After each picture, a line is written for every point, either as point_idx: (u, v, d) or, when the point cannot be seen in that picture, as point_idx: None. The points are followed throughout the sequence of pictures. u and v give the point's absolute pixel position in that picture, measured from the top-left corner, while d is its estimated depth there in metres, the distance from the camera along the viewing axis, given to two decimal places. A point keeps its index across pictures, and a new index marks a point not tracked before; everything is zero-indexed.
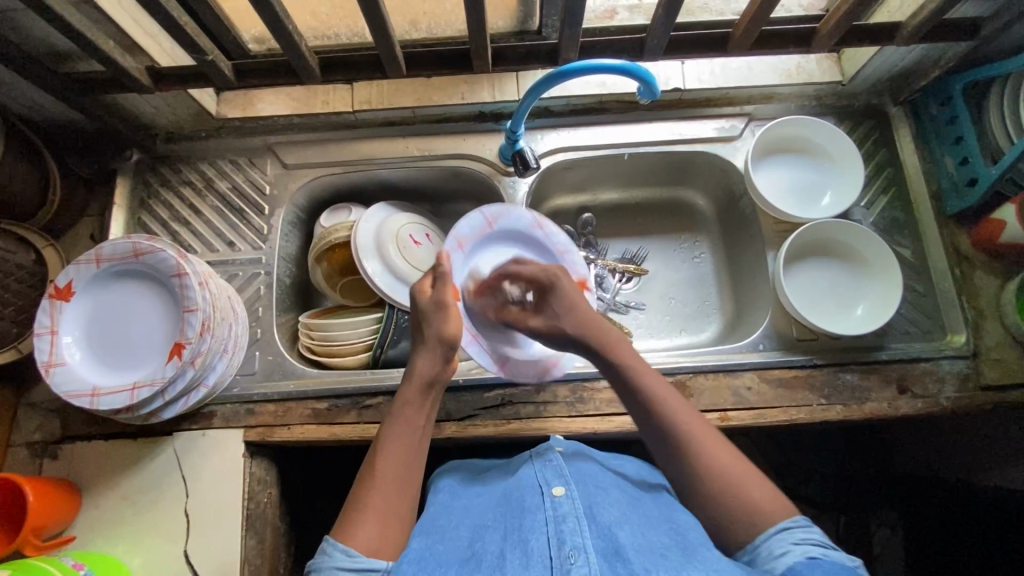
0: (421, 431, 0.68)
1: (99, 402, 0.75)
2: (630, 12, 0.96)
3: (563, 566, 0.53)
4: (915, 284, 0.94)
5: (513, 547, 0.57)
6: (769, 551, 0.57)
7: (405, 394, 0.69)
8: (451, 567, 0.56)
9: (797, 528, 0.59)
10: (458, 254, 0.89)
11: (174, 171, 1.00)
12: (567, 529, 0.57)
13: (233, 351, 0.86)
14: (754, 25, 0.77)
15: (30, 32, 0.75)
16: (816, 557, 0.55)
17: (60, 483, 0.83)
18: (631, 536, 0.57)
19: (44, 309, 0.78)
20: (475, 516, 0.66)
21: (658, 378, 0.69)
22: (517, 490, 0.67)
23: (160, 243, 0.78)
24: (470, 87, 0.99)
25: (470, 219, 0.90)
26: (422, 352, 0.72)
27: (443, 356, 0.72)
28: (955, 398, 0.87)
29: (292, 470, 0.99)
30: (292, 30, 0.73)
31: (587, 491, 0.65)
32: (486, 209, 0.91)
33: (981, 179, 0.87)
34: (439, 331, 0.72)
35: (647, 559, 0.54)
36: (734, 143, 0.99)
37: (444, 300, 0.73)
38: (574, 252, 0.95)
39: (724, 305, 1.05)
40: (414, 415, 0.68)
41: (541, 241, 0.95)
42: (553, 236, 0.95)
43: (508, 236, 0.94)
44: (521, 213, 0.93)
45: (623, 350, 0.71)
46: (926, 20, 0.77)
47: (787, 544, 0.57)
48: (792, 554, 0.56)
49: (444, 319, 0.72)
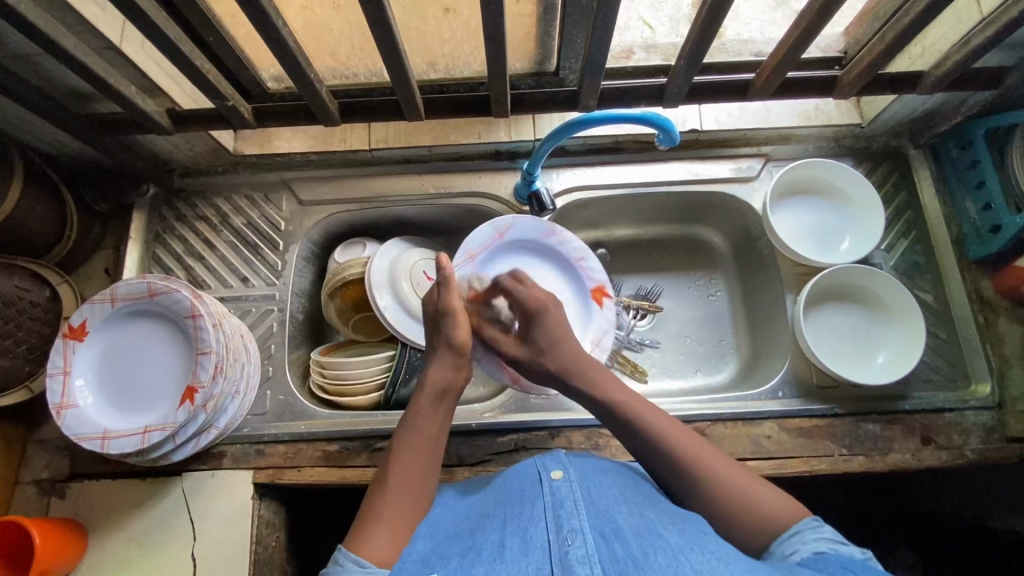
0: (436, 438, 0.66)
1: (109, 445, 0.74)
2: (647, 53, 0.93)
3: (561, 550, 0.51)
4: (937, 330, 0.92)
5: (512, 535, 0.54)
6: (781, 553, 0.55)
7: (418, 402, 0.68)
8: (453, 558, 0.53)
9: (806, 529, 0.56)
10: (469, 268, 0.93)
11: (189, 205, 1.00)
12: (565, 513, 0.55)
13: (246, 391, 0.85)
14: (776, 74, 0.77)
15: (52, 75, 0.75)
16: (824, 552, 0.53)
17: (65, 524, 0.81)
18: (631, 520, 0.55)
19: (58, 350, 0.78)
20: (477, 507, 0.63)
21: (659, 415, 0.67)
22: (515, 480, 0.64)
23: (176, 283, 0.78)
24: (487, 127, 0.99)
25: (481, 232, 0.93)
26: (435, 360, 0.72)
27: (456, 363, 0.72)
28: (981, 450, 0.85)
29: (299, 510, 0.97)
30: (313, 77, 0.73)
31: (584, 476, 0.63)
32: (496, 221, 0.94)
33: (1005, 227, 0.86)
34: (447, 336, 0.73)
35: (646, 542, 0.52)
36: (751, 184, 0.98)
37: (451, 309, 0.74)
38: (590, 259, 0.98)
39: (741, 346, 1.04)
40: (430, 421, 0.67)
41: (554, 248, 0.98)
42: (567, 243, 0.97)
43: (518, 245, 0.97)
44: (533, 222, 0.95)
45: (607, 383, 0.71)
46: (951, 71, 0.76)
47: (798, 543, 0.55)
48: (802, 552, 0.54)
49: (451, 325, 0.73)
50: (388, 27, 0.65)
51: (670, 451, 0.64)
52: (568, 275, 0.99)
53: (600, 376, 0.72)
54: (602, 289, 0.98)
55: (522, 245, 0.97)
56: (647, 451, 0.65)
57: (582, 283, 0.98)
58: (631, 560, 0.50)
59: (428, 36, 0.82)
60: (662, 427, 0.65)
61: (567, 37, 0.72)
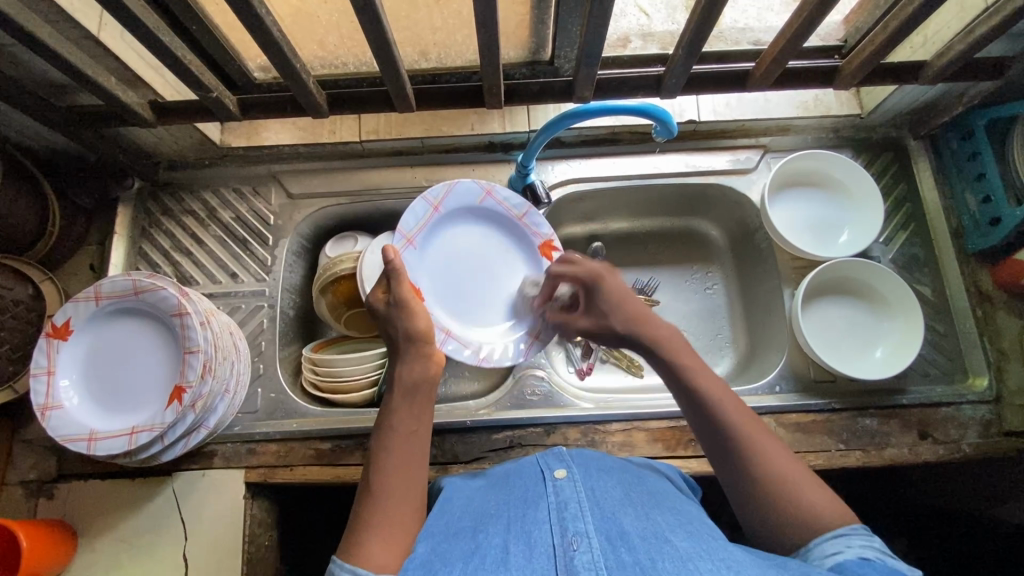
0: (415, 434, 0.63)
1: (96, 446, 0.73)
2: (644, 41, 0.89)
3: (566, 555, 0.50)
4: (936, 324, 0.91)
5: (517, 539, 0.53)
6: (821, 552, 0.53)
7: (392, 402, 0.65)
8: (456, 563, 0.51)
9: (853, 535, 0.53)
10: (410, 251, 0.86)
11: (175, 199, 0.98)
12: (570, 516, 0.54)
13: (235, 390, 0.83)
14: (775, 65, 0.75)
15: (28, 65, 0.72)
16: (869, 559, 0.50)
17: (53, 526, 0.80)
18: (636, 523, 0.54)
19: (41, 349, 0.76)
20: (479, 505, 0.62)
21: (720, 384, 0.65)
22: (518, 480, 0.64)
23: (162, 281, 0.76)
24: (480, 118, 0.97)
25: (414, 210, 0.86)
26: (404, 359, 0.68)
27: (422, 353, 0.68)
28: (977, 444, 0.85)
29: (290, 508, 0.96)
30: (300, 68, 0.71)
31: (590, 476, 0.62)
32: (427, 194, 0.87)
33: (1004, 219, 0.85)
34: (405, 329, 0.70)
35: (653, 546, 0.51)
36: (749, 176, 0.97)
37: (402, 299, 0.71)
38: (532, 214, 0.92)
39: (738, 339, 1.03)
40: (407, 418, 0.64)
41: (494, 209, 0.92)
42: (506, 201, 0.91)
43: (457, 212, 0.90)
44: (466, 187, 0.89)
45: (678, 355, 0.67)
46: (955, 61, 0.75)
47: (843, 546, 0.52)
48: (843, 555, 0.51)
49: (409, 317, 0.71)
50: (376, 16, 0.62)
51: (716, 413, 0.63)
52: (511, 232, 0.94)
53: (672, 343, 0.68)
54: (550, 242, 0.92)
55: (459, 215, 0.91)
56: (706, 426, 0.63)
57: (527, 241, 0.93)
58: (639, 566, 0.48)
59: (419, 25, 0.79)
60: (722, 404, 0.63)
61: (562, 24, 0.70)
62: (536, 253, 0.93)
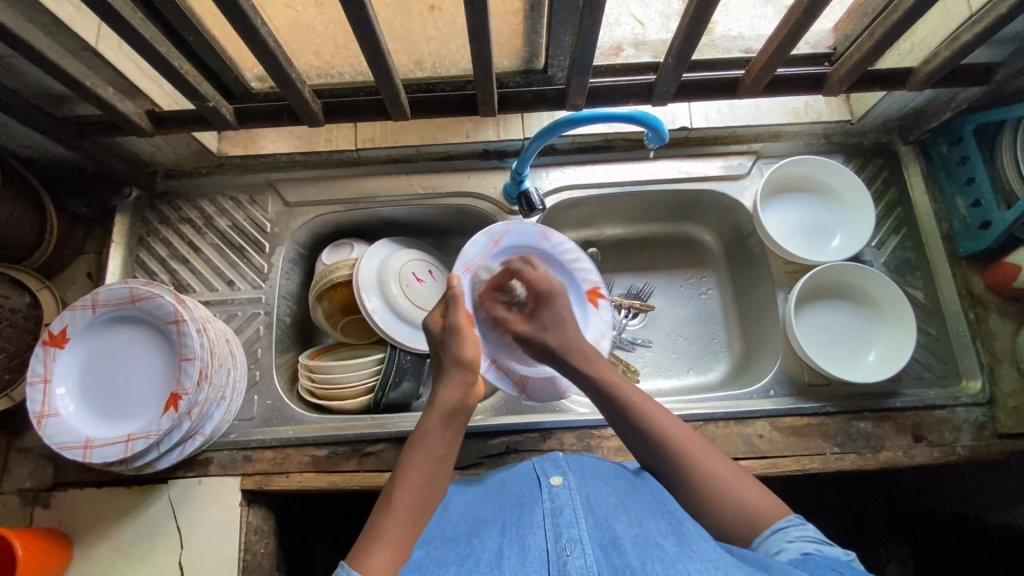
0: (443, 458, 0.63)
1: (92, 454, 0.73)
2: (636, 48, 0.90)
3: (559, 560, 0.51)
4: (928, 327, 0.92)
5: (510, 543, 0.53)
6: (767, 552, 0.56)
7: (427, 421, 0.65)
8: (450, 567, 0.52)
9: (791, 527, 0.56)
10: (468, 278, 0.88)
11: (173, 208, 0.98)
12: (564, 521, 0.55)
13: (232, 397, 0.84)
14: (764, 71, 0.76)
15: (26, 76, 0.73)
16: (809, 552, 0.53)
17: (49, 535, 0.80)
18: (628, 528, 0.54)
19: (38, 357, 0.76)
20: (474, 511, 0.62)
21: (645, 396, 0.69)
22: (514, 486, 0.64)
23: (158, 289, 0.77)
24: (475, 126, 0.97)
25: (476, 242, 0.89)
26: (443, 382, 0.69)
27: (464, 380, 0.69)
28: (971, 446, 0.85)
29: (286, 515, 0.96)
30: (295, 78, 0.72)
31: (584, 482, 0.62)
32: (490, 230, 0.90)
33: (994, 222, 0.86)
34: (452, 354, 0.70)
35: (645, 551, 0.51)
36: (742, 182, 0.98)
37: (457, 324, 0.72)
38: (581, 260, 0.94)
39: (733, 344, 1.03)
40: (438, 441, 0.64)
41: (547, 253, 0.94)
42: (561, 246, 0.93)
43: (515, 252, 0.93)
44: (524, 228, 0.92)
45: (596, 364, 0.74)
46: (942, 67, 0.76)
47: (784, 542, 0.55)
48: (787, 551, 0.54)
49: (458, 344, 0.71)
50: (370, 27, 0.63)
51: (642, 423, 0.66)
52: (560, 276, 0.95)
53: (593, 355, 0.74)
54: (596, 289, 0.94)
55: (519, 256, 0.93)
56: (630, 430, 0.67)
57: (575, 285, 0.94)
58: (631, 570, 0.48)
59: (413, 34, 0.80)
60: (653, 415, 0.67)
61: (555, 33, 0.71)
62: (581, 298, 0.94)
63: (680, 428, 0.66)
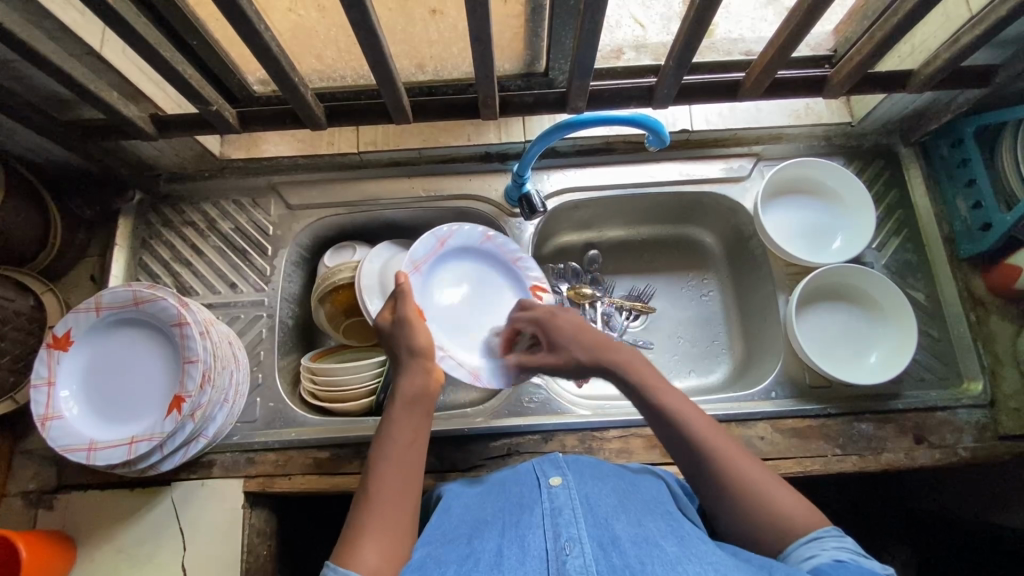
0: (413, 443, 0.64)
1: (96, 456, 0.74)
2: (637, 52, 0.90)
3: (558, 559, 0.50)
4: (929, 329, 0.92)
5: (510, 542, 0.53)
6: (799, 556, 0.55)
7: (391, 412, 0.66)
8: (450, 565, 0.52)
9: (827, 537, 0.55)
10: (414, 277, 0.88)
11: (176, 211, 0.99)
12: (563, 521, 0.55)
13: (235, 399, 0.84)
14: (765, 74, 0.76)
15: (31, 81, 0.73)
16: (842, 561, 0.52)
17: (52, 537, 0.80)
18: (628, 528, 0.54)
19: (42, 360, 0.77)
20: (474, 512, 0.62)
21: (662, 380, 0.69)
22: (514, 487, 0.64)
23: (161, 292, 0.77)
24: (476, 129, 0.98)
25: (424, 241, 0.88)
26: (402, 373, 0.69)
27: (422, 368, 0.69)
28: (973, 448, 0.85)
29: (288, 517, 0.96)
30: (297, 82, 0.73)
31: (584, 482, 0.62)
32: (437, 230, 0.89)
33: (995, 225, 0.86)
34: (406, 345, 0.71)
35: (643, 551, 0.51)
36: (743, 184, 0.98)
37: (406, 316, 0.73)
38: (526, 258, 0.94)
39: (734, 345, 1.03)
40: (405, 427, 0.64)
41: (493, 252, 0.94)
42: (505, 245, 0.93)
43: (460, 251, 0.92)
44: (470, 228, 0.91)
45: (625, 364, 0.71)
46: (942, 69, 0.76)
47: (817, 549, 0.54)
48: (820, 557, 0.53)
49: (410, 333, 0.72)
50: (372, 31, 0.64)
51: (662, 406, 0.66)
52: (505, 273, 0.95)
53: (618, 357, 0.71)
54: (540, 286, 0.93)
55: (463, 255, 0.93)
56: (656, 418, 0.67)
57: (521, 282, 0.94)
58: (630, 570, 0.48)
59: (414, 37, 0.81)
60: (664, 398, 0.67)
61: (556, 36, 0.71)
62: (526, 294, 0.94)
63: (697, 415, 0.66)
